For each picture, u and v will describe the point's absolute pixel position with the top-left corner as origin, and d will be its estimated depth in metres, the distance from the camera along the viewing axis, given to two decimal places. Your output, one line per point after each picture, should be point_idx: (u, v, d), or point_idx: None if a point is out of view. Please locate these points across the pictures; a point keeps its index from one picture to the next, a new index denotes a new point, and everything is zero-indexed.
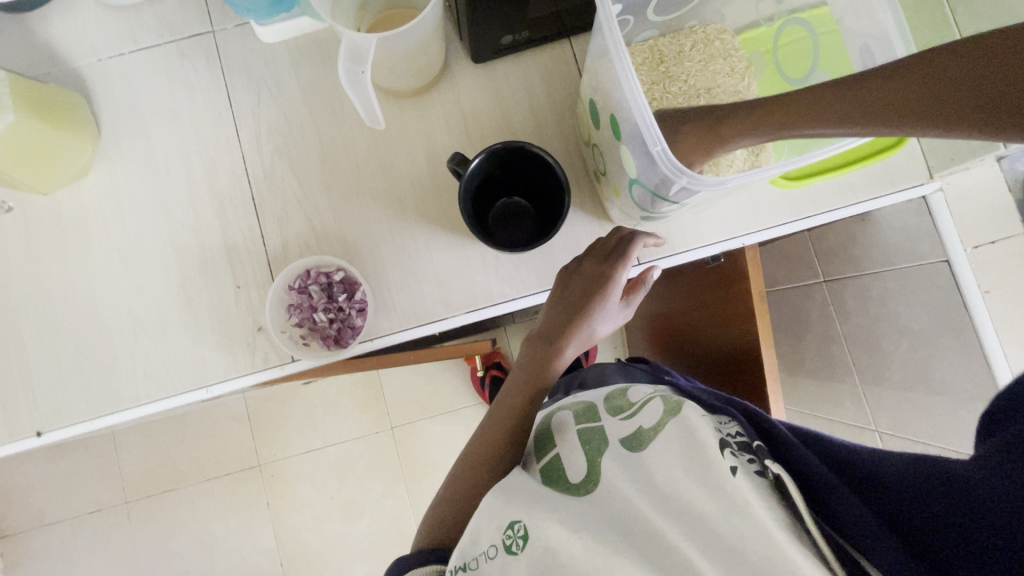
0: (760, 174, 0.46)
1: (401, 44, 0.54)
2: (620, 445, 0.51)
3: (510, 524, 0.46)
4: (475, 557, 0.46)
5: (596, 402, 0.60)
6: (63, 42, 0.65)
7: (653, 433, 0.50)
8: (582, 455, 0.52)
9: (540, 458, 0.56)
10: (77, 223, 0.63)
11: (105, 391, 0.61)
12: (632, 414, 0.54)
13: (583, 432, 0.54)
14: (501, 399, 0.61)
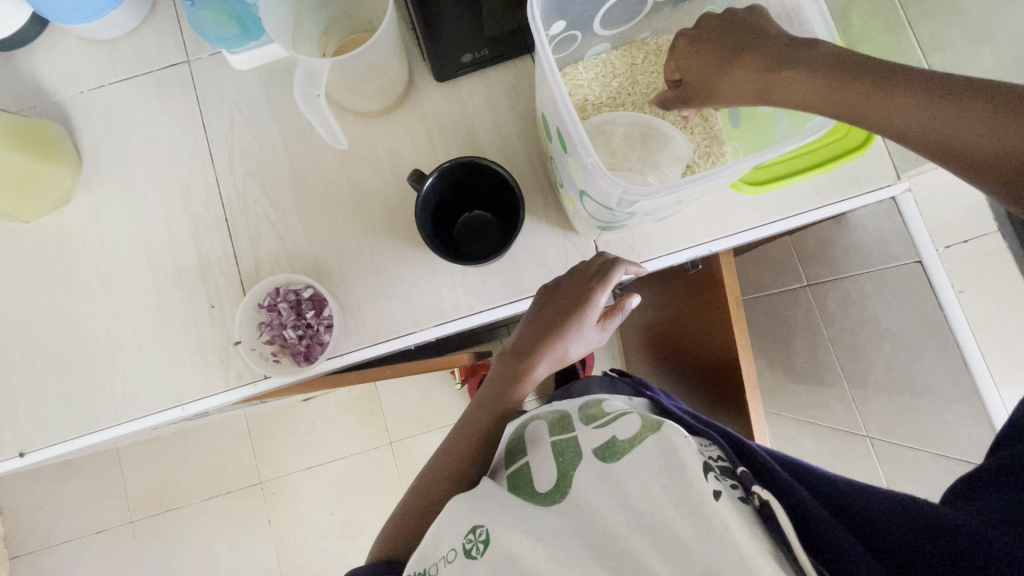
0: (715, 176, 0.46)
1: (359, 67, 0.56)
2: (595, 457, 0.50)
3: (471, 529, 0.47)
4: (435, 561, 0.47)
5: (570, 410, 0.57)
6: (48, 77, 0.68)
7: (628, 446, 0.48)
8: (557, 470, 0.50)
9: (509, 467, 0.54)
10: (60, 249, 0.66)
11: (86, 412, 0.63)
12: (605, 423, 0.52)
13: (557, 444, 0.52)
14: (472, 410, 0.61)
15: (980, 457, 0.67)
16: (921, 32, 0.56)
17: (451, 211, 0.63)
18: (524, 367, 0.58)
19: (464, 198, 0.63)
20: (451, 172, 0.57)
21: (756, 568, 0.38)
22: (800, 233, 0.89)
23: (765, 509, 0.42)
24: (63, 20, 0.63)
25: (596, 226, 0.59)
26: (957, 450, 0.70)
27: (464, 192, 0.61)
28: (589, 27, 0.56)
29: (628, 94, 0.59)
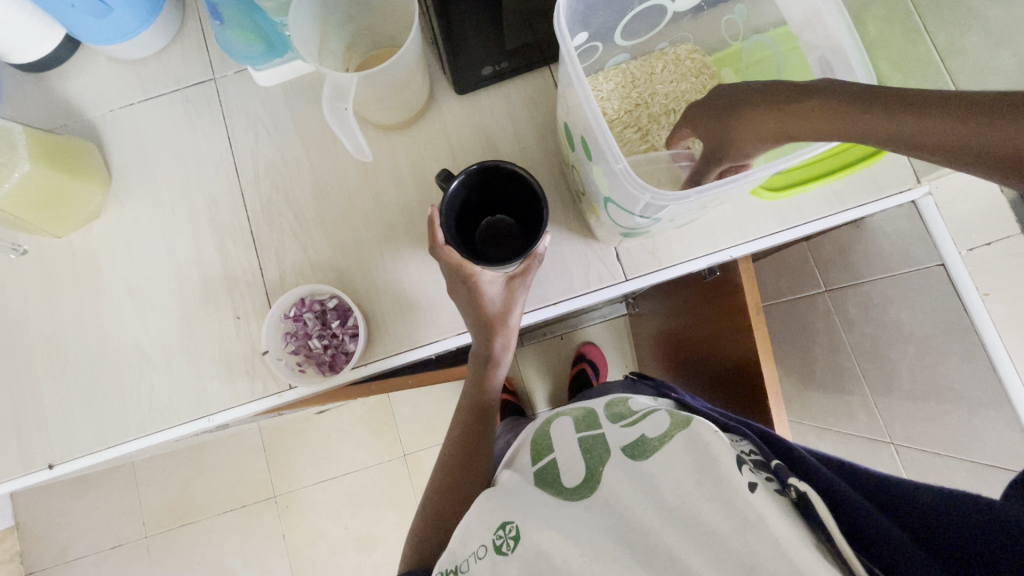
0: (743, 180, 0.46)
1: (384, 81, 0.57)
2: (624, 454, 0.50)
3: (500, 525, 0.46)
4: (466, 558, 0.47)
5: (595, 409, 0.59)
6: (79, 96, 0.70)
7: (659, 443, 0.49)
8: (586, 466, 0.51)
9: (536, 463, 0.55)
10: (89, 262, 0.67)
11: (114, 423, 0.64)
12: (633, 422, 0.54)
13: (586, 441, 0.54)
14: (459, 409, 0.64)
15: (1012, 462, 0.66)
16: (939, 38, 0.56)
17: (474, 218, 0.63)
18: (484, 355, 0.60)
19: (488, 205, 0.63)
20: (477, 176, 0.57)
21: (796, 560, 0.38)
22: (817, 239, 0.89)
23: (804, 505, 0.42)
24: (95, 41, 0.65)
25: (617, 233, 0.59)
26: (987, 454, 0.69)
27: (488, 198, 0.62)
28: (609, 38, 0.57)
29: (647, 103, 0.60)
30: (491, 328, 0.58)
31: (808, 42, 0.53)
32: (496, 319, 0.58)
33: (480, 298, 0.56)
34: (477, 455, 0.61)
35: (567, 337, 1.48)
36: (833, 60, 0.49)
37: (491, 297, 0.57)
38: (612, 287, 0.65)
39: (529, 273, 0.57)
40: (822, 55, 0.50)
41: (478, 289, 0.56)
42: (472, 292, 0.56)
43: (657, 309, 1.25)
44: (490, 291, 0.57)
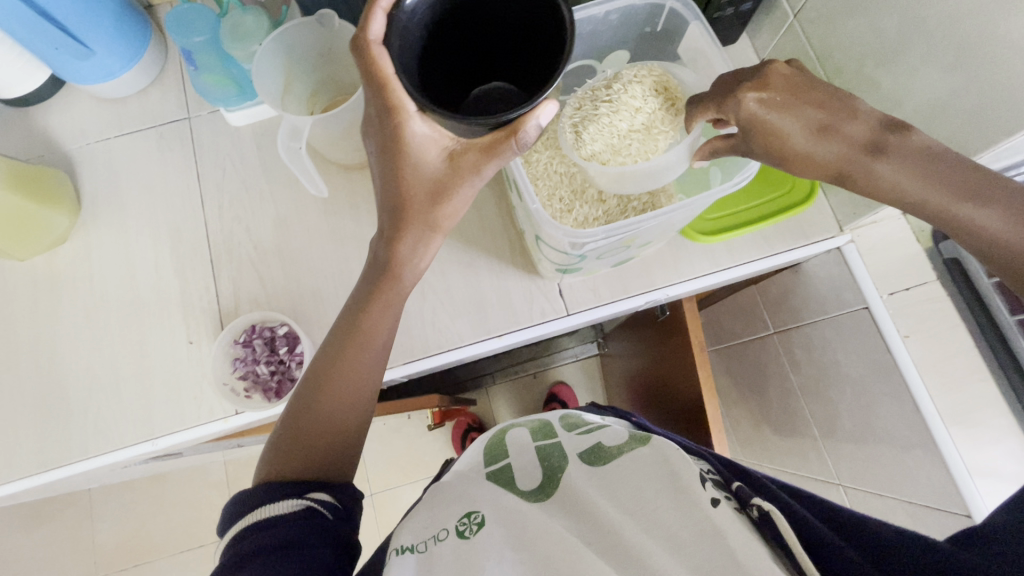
0: (659, 216, 0.52)
1: (338, 124, 0.62)
2: (582, 461, 0.51)
3: (466, 513, 0.46)
4: (424, 539, 0.45)
5: (550, 419, 0.60)
6: (59, 130, 0.74)
7: (617, 451, 0.51)
8: (543, 473, 0.51)
9: (489, 466, 0.54)
10: (51, 286, 0.69)
11: (58, 445, 0.64)
12: (588, 430, 0.55)
13: (543, 449, 0.54)
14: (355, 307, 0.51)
15: (943, 501, 0.68)
16: None
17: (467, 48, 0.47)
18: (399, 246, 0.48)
19: (490, 23, 0.45)
20: None
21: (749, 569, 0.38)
22: (764, 283, 0.93)
23: (764, 519, 0.42)
24: (78, 80, 0.70)
25: (555, 269, 0.62)
26: (922, 494, 0.71)
27: (500, 16, 0.45)
28: None
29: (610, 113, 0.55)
30: (412, 206, 0.46)
31: None
32: (425, 198, 0.46)
33: (408, 160, 0.44)
34: (360, 385, 0.51)
35: (538, 375, 1.49)
36: None
37: (424, 162, 0.44)
38: (555, 321, 0.67)
39: (495, 158, 0.42)
40: None
41: (406, 148, 0.43)
42: (401, 149, 0.43)
43: (622, 349, 1.27)
44: (423, 155, 0.44)
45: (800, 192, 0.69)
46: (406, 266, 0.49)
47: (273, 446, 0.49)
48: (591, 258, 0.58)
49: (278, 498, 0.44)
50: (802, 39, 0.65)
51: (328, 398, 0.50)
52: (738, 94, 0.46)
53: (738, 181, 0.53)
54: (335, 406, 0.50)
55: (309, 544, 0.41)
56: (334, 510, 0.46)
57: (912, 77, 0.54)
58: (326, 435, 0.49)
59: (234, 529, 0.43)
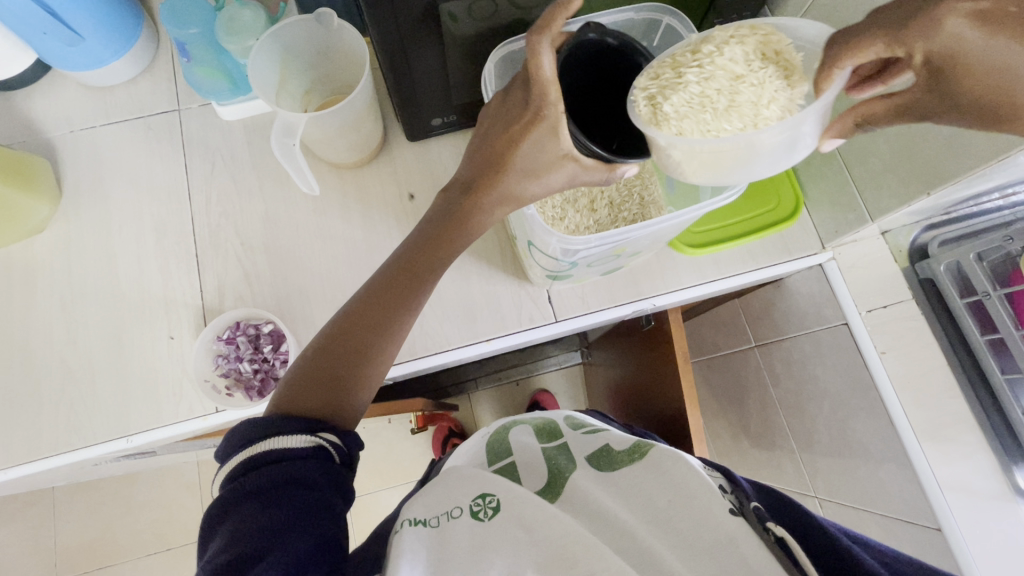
0: (646, 228, 0.53)
1: (334, 122, 0.61)
2: (590, 465, 0.53)
3: (480, 494, 0.47)
4: (436, 514, 0.46)
5: (555, 419, 0.62)
6: (42, 116, 0.72)
7: (624, 457, 0.52)
8: (549, 473, 0.52)
9: (493, 464, 0.56)
10: (27, 275, 0.67)
11: (26, 441, 0.62)
12: (594, 432, 0.58)
13: (548, 450, 0.56)
14: (405, 247, 0.50)
15: (914, 515, 0.70)
16: None
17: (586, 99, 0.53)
18: (469, 205, 0.48)
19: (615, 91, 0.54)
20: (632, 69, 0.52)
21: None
22: (747, 297, 0.94)
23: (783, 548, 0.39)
24: (65, 66, 0.69)
25: (545, 276, 0.63)
26: (894, 508, 0.73)
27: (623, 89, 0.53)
28: None
29: (691, 78, 0.46)
30: (500, 175, 0.47)
31: None
32: (516, 173, 0.46)
33: (527, 139, 0.44)
34: (394, 343, 0.48)
35: (522, 383, 1.49)
36: None
37: (536, 149, 0.45)
38: (543, 328, 0.68)
39: (588, 174, 0.47)
40: None
41: (535, 132, 0.43)
42: (531, 130, 0.44)
43: (605, 358, 1.28)
44: (543, 146, 0.44)
45: (784, 209, 0.72)
46: (465, 228, 0.49)
47: (291, 382, 0.46)
48: (581, 266, 0.58)
49: (289, 431, 0.42)
50: None
51: (361, 350, 0.46)
52: (937, 14, 0.33)
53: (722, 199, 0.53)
54: (366, 363, 0.46)
55: (317, 484, 0.40)
56: (340, 454, 0.44)
57: None
58: (351, 390, 0.46)
59: (240, 454, 0.41)
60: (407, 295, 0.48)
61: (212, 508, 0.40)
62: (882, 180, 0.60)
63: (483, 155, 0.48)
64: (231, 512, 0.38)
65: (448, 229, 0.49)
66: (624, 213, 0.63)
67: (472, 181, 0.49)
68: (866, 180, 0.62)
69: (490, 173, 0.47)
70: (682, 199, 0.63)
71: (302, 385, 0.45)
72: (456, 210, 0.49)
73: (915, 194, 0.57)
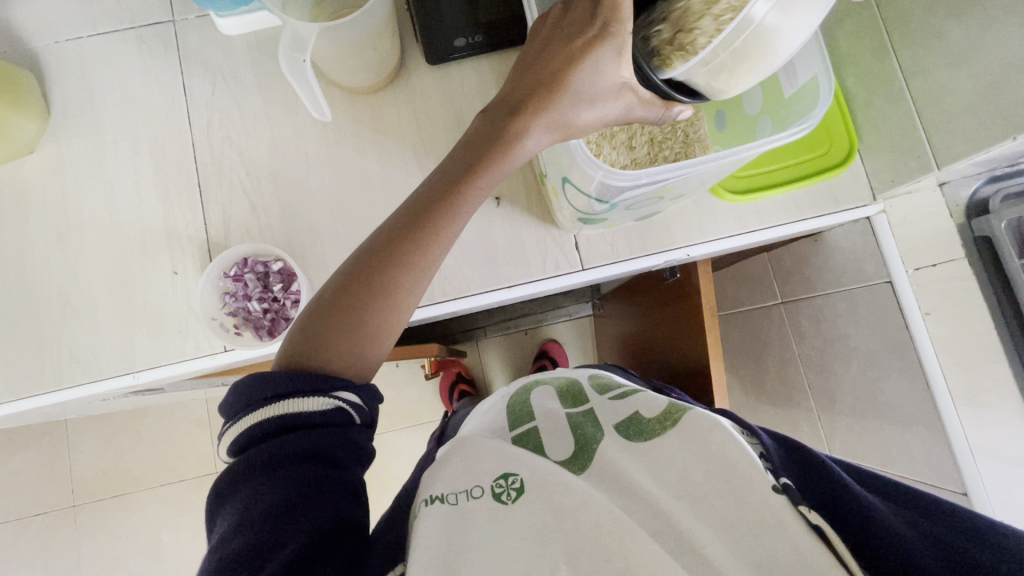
0: (694, 166, 0.47)
1: (349, 36, 0.55)
2: (619, 434, 0.48)
3: (503, 474, 0.43)
4: (454, 491, 0.42)
5: (579, 380, 0.59)
6: (22, 23, 0.65)
7: (655, 425, 0.47)
8: (576, 442, 0.48)
9: (514, 429, 0.51)
10: (18, 200, 0.63)
11: (30, 373, 0.60)
12: (622, 395, 0.54)
13: (574, 418, 0.51)
14: (436, 177, 0.45)
15: (939, 478, 0.69)
16: (905, 58, 0.57)
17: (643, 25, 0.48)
18: (513, 131, 0.42)
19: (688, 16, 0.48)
20: None
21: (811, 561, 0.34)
22: (778, 251, 0.90)
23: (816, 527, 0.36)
24: None
25: (576, 219, 0.58)
26: (917, 470, 0.72)
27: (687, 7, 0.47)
28: None
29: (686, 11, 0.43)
30: (552, 99, 0.41)
31: None
32: (568, 100, 0.41)
33: (587, 61, 0.40)
34: (421, 284, 0.44)
35: (531, 332, 1.47)
36: (794, 61, 0.50)
37: (592, 73, 0.40)
38: (570, 275, 0.64)
39: (643, 111, 0.43)
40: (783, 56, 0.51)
41: (597, 51, 0.39)
42: (593, 48, 0.40)
43: (619, 310, 1.25)
44: (603, 70, 0.40)
45: (836, 156, 0.66)
46: (507, 159, 0.43)
47: (304, 329, 0.42)
48: (619, 209, 0.54)
49: (305, 392, 0.39)
50: None
51: (378, 299, 0.43)
52: None
53: (780, 139, 0.46)
54: (384, 313, 0.43)
55: (334, 454, 0.39)
56: (360, 414, 0.42)
57: (987, 33, 0.49)
58: (367, 343, 0.43)
59: (251, 416, 0.38)
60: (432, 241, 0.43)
61: (221, 479, 0.38)
62: (958, 123, 0.54)
63: (533, 74, 0.42)
64: (245, 484, 0.36)
65: (486, 159, 0.43)
66: (665, 151, 0.57)
67: (523, 102, 0.42)
68: (939, 124, 0.56)
69: (539, 97, 0.41)
70: (730, 139, 0.57)
71: (316, 334, 0.42)
72: (496, 137, 0.43)
73: (996, 140, 0.51)
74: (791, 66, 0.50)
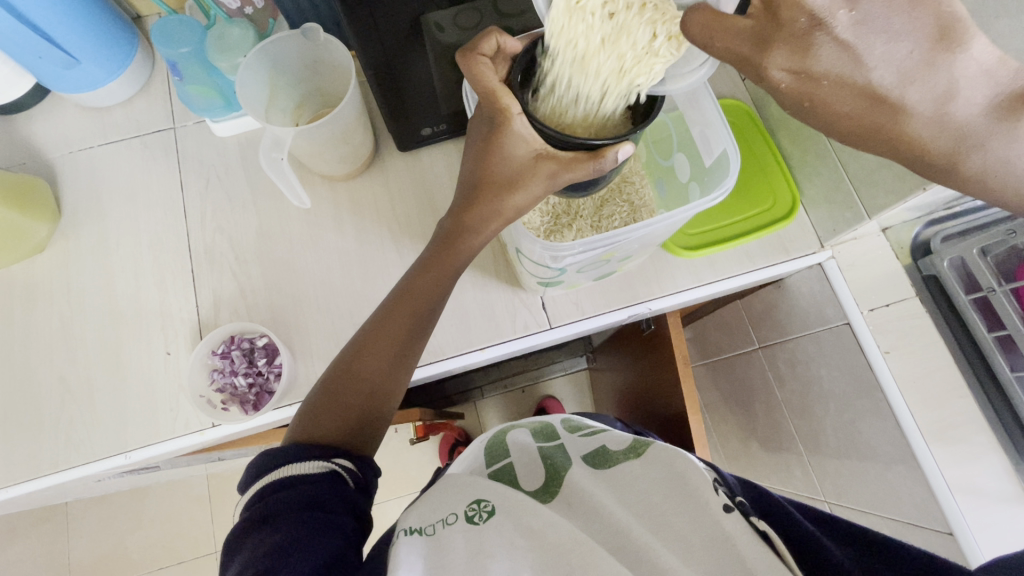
0: (642, 228, 0.52)
1: (322, 135, 0.62)
2: (587, 463, 0.54)
3: (475, 500, 0.47)
4: (432, 523, 0.44)
5: (551, 420, 0.63)
6: (42, 139, 0.74)
7: (619, 455, 0.54)
8: (547, 472, 0.53)
9: (491, 466, 0.56)
10: (27, 295, 0.68)
11: (28, 458, 0.62)
12: (592, 434, 0.58)
13: (547, 451, 0.57)
14: (411, 272, 0.53)
15: (926, 519, 0.68)
16: None
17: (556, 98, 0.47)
18: (458, 229, 0.51)
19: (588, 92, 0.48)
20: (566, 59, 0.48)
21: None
22: (749, 298, 0.93)
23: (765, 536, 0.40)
24: (64, 89, 0.70)
25: (537, 283, 0.62)
26: (905, 511, 0.71)
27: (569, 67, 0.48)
28: None
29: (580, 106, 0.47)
30: (486, 192, 0.48)
31: (691, 118, 0.60)
32: (499, 190, 0.47)
33: (501, 150, 0.46)
34: (413, 360, 0.52)
35: (529, 389, 1.47)
36: (710, 134, 0.56)
37: (512, 154, 0.46)
38: (538, 334, 0.67)
39: (569, 174, 0.44)
40: (701, 130, 0.57)
41: (506, 135, 0.45)
42: (496, 142, 0.45)
43: (610, 364, 1.27)
44: (514, 149, 0.45)
45: (781, 209, 0.71)
46: (458, 250, 0.51)
47: (306, 416, 0.49)
48: (571, 272, 0.58)
49: (305, 457, 0.44)
50: None
51: (370, 372, 0.50)
52: None
53: (694, 206, 0.52)
54: (381, 387, 0.50)
55: (330, 506, 0.41)
56: (355, 478, 0.46)
57: None
58: (374, 417, 0.50)
59: (259, 481, 0.43)
60: (388, 352, 0.50)
61: (233, 532, 0.41)
62: (876, 176, 0.58)
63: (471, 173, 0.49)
64: (251, 536, 0.39)
65: (441, 256, 0.52)
66: (616, 220, 0.61)
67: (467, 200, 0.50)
68: (862, 177, 0.60)
69: (475, 193, 0.49)
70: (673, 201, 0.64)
71: (316, 414, 0.48)
72: (450, 240, 0.51)
73: (911, 190, 0.55)
74: (708, 137, 0.57)
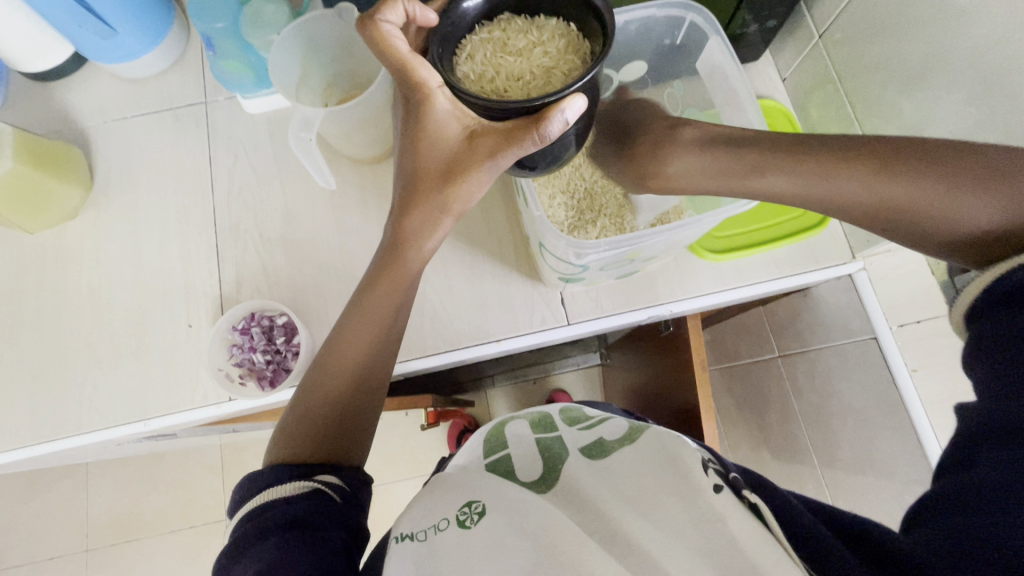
0: (673, 231, 0.51)
1: (352, 116, 0.62)
2: (583, 454, 0.51)
3: (465, 502, 0.46)
4: (423, 528, 0.44)
5: (549, 411, 0.61)
6: (78, 107, 0.75)
7: (617, 445, 0.51)
8: (545, 462, 0.51)
9: (487, 457, 0.54)
10: (58, 259, 0.70)
11: (53, 418, 0.64)
12: (589, 426, 0.56)
13: (543, 442, 0.54)
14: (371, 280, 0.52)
15: None
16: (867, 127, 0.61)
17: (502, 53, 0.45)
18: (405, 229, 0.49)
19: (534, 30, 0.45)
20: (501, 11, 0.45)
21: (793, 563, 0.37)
22: (771, 305, 0.91)
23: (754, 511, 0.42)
24: (100, 58, 0.71)
25: (559, 278, 0.61)
26: None
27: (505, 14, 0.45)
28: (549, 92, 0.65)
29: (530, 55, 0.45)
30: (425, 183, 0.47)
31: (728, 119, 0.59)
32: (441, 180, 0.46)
33: (428, 134, 0.44)
34: (376, 359, 0.51)
35: (539, 382, 1.47)
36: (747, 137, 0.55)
37: (443, 138, 0.44)
38: (554, 329, 0.67)
39: (515, 146, 0.41)
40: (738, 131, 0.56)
41: (427, 118, 0.44)
42: (421, 129, 0.44)
43: (623, 362, 1.26)
44: (442, 130, 0.44)
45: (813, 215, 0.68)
46: (407, 252, 0.50)
47: (284, 431, 0.49)
48: (593, 269, 0.57)
49: (290, 479, 0.44)
50: (825, 62, 0.64)
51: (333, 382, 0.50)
52: None
53: (725, 211, 0.51)
54: (346, 391, 0.50)
55: (317, 523, 0.41)
56: (342, 493, 0.45)
57: (934, 109, 0.53)
58: (340, 422, 0.49)
59: (243, 507, 0.43)
60: (374, 344, 0.51)
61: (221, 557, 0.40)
62: None
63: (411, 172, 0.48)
64: (238, 559, 0.39)
65: (395, 258, 0.50)
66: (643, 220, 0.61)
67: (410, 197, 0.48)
68: None
69: (414, 188, 0.48)
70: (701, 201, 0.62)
71: (291, 432, 0.49)
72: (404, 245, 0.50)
73: None
74: None
